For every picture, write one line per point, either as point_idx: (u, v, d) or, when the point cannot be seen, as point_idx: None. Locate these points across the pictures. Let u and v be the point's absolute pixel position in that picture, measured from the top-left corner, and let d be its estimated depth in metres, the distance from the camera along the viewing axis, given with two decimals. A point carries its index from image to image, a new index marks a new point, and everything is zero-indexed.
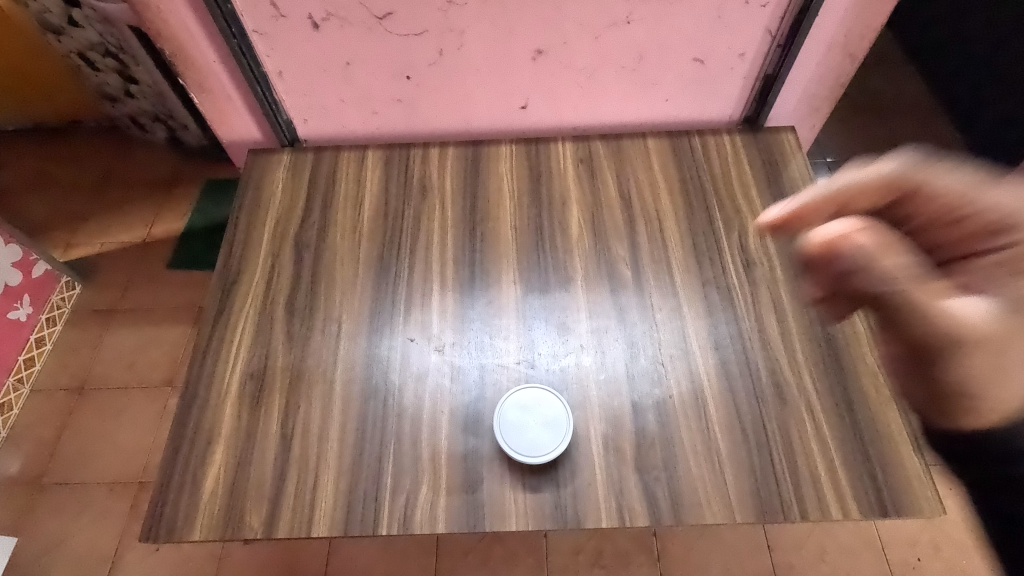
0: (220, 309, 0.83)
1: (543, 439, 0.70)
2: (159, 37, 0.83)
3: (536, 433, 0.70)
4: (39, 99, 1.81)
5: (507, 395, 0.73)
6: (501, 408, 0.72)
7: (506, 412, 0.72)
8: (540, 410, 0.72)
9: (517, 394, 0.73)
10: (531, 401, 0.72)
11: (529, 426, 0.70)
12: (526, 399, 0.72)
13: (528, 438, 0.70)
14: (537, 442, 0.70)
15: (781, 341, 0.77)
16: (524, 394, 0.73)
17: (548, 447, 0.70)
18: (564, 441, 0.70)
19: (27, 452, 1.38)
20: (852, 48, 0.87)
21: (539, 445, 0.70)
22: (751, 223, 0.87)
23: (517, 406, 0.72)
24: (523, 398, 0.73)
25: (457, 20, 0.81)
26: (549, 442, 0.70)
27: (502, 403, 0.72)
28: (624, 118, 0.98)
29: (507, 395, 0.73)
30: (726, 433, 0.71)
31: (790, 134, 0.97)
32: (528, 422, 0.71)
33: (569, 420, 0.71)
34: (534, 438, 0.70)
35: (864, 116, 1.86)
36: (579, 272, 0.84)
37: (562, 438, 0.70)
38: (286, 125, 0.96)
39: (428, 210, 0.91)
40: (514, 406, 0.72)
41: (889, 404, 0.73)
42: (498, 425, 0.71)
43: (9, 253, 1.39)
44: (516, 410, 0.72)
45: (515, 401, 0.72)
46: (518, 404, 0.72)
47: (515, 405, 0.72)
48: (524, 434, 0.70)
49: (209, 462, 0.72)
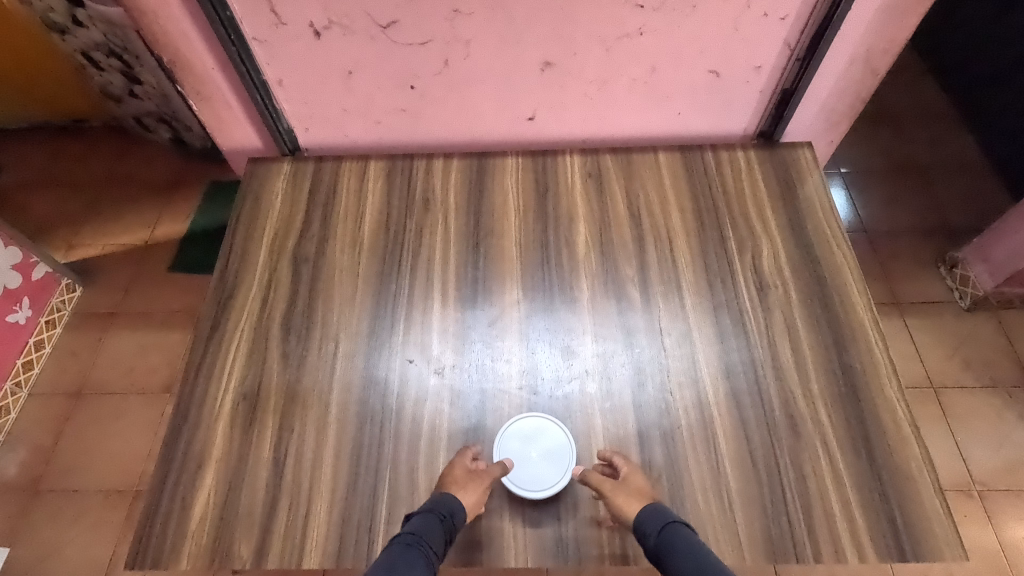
0: (214, 325, 0.81)
1: (544, 473, 0.68)
2: (156, 43, 0.81)
3: (536, 466, 0.68)
4: (44, 98, 1.80)
5: (510, 422, 0.72)
6: (503, 438, 0.70)
7: (507, 442, 0.70)
8: (541, 441, 0.70)
9: (521, 421, 0.71)
10: (533, 430, 0.71)
11: (531, 460, 0.68)
12: (529, 428, 0.71)
13: (530, 472, 0.68)
14: (538, 476, 0.68)
15: (795, 371, 0.74)
16: (525, 422, 0.71)
17: (549, 482, 0.68)
18: (565, 477, 0.68)
19: (24, 457, 1.37)
20: (874, 63, 0.83)
21: (539, 479, 0.68)
22: (764, 245, 0.84)
23: (519, 435, 0.71)
24: (525, 427, 0.71)
25: (463, 30, 0.78)
26: (549, 477, 0.68)
27: (505, 431, 0.71)
28: (634, 131, 0.95)
29: (511, 423, 0.71)
30: (735, 468, 0.68)
31: (806, 150, 0.93)
32: (530, 455, 0.69)
33: (571, 454, 0.69)
34: (535, 471, 0.68)
35: (880, 126, 1.82)
36: (586, 293, 0.81)
37: (563, 473, 0.68)
38: (287, 134, 0.94)
39: (431, 225, 0.88)
40: (517, 436, 0.70)
41: (908, 440, 0.70)
42: (498, 452, 0.69)
43: (9, 255, 1.37)
44: (518, 441, 0.70)
45: (519, 430, 0.71)
46: (521, 434, 0.70)
47: (517, 435, 0.71)
48: (524, 468, 0.68)
49: (198, 487, 0.70)
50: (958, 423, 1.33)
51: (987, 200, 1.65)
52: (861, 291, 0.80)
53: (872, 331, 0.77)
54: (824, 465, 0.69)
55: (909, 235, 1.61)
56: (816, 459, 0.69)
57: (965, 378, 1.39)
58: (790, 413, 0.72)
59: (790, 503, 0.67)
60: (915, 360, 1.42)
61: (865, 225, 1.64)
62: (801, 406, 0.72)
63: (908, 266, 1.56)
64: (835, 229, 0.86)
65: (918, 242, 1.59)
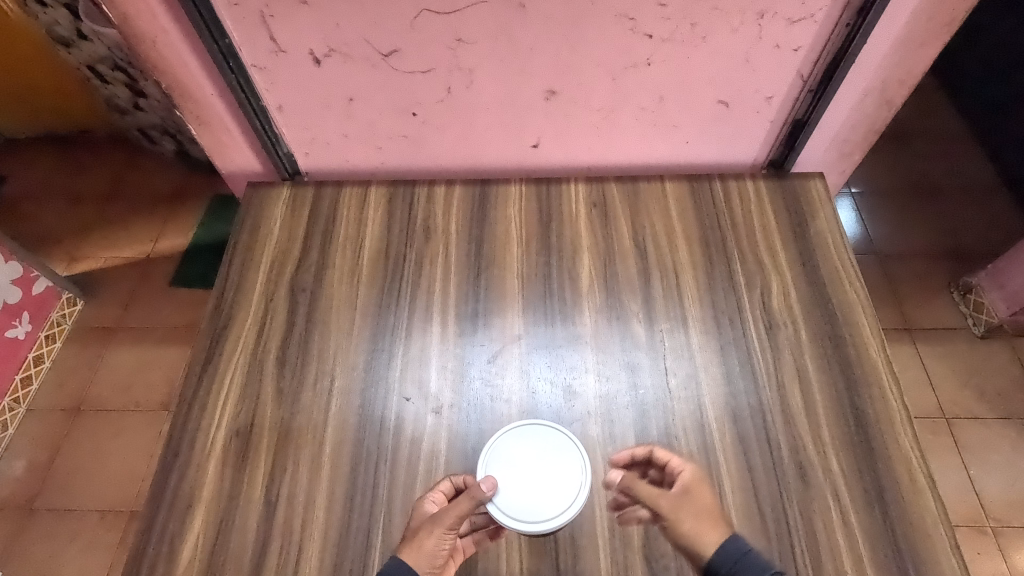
0: (209, 357, 0.79)
1: (544, 500, 0.61)
2: (154, 70, 0.80)
3: (540, 490, 0.62)
4: (51, 109, 1.80)
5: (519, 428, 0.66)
6: (494, 444, 0.65)
7: (492, 467, 0.63)
8: (530, 461, 0.64)
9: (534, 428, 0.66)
10: (517, 450, 0.65)
11: (530, 484, 0.62)
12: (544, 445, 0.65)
13: (518, 498, 0.61)
14: (529, 505, 0.61)
15: (805, 416, 0.72)
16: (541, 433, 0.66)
17: (545, 515, 0.60)
18: (562, 514, 0.60)
19: (20, 474, 1.36)
20: (890, 94, 0.81)
21: (532, 509, 0.60)
22: (774, 280, 0.82)
23: (523, 448, 0.65)
24: (507, 448, 0.65)
25: (466, 59, 0.76)
26: (549, 508, 0.60)
27: (503, 437, 0.66)
28: (641, 159, 0.93)
29: (519, 431, 0.66)
30: (743, 520, 0.66)
31: (818, 181, 0.91)
32: (523, 477, 0.62)
33: (580, 496, 0.61)
34: (526, 498, 0.61)
35: (892, 145, 1.80)
36: (589, 328, 0.79)
37: (564, 510, 0.60)
38: (287, 158, 0.92)
39: (431, 255, 0.86)
40: (521, 448, 0.65)
41: (923, 492, 0.67)
42: (484, 459, 0.64)
43: (9, 270, 1.36)
44: (519, 457, 0.64)
45: (529, 443, 0.65)
46: (531, 451, 0.64)
47: (521, 447, 0.65)
48: (508, 491, 0.61)
49: (187, 528, 0.68)
50: (971, 454, 1.31)
51: (1001, 223, 1.62)
52: (874, 331, 0.78)
53: (886, 374, 0.74)
54: (834, 517, 0.66)
55: (921, 259, 1.58)
56: (827, 511, 0.66)
57: (979, 409, 1.36)
58: (799, 461, 0.69)
59: (800, 558, 0.64)
60: (927, 388, 1.39)
61: (876, 247, 1.61)
62: (812, 454, 0.69)
63: (921, 291, 1.53)
64: (847, 265, 0.83)
65: (929, 266, 1.57)
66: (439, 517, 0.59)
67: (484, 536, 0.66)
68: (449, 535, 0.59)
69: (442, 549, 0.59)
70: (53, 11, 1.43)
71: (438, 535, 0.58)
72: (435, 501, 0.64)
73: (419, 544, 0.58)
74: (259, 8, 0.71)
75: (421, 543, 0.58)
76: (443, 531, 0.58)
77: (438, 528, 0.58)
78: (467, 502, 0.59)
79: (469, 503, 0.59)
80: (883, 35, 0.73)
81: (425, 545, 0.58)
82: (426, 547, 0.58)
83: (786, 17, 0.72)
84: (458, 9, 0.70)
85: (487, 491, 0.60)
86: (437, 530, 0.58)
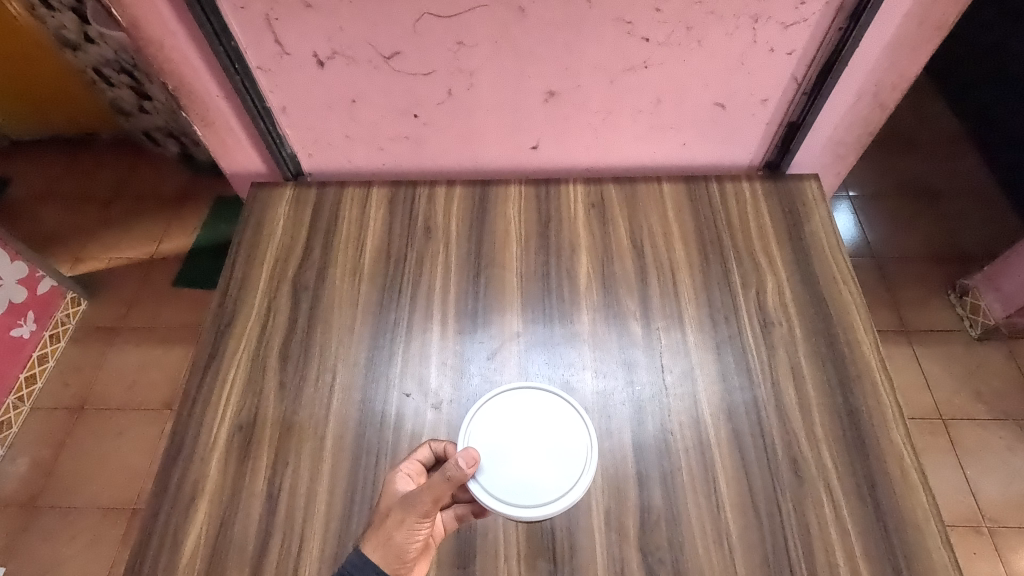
0: (213, 353, 0.80)
1: (540, 479, 0.60)
2: (162, 72, 0.81)
3: (535, 469, 0.61)
4: (57, 112, 1.83)
5: (505, 393, 0.66)
6: (475, 412, 0.65)
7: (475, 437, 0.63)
8: (516, 437, 0.63)
9: (528, 396, 0.66)
10: (502, 421, 0.64)
11: (521, 456, 0.61)
12: (541, 417, 0.65)
13: (503, 472, 0.60)
14: (518, 485, 0.59)
15: (799, 413, 0.73)
16: (547, 404, 0.65)
17: (539, 498, 0.59)
18: (553, 503, 0.59)
19: (24, 471, 1.37)
20: (883, 97, 0.82)
21: (524, 489, 0.59)
22: (769, 279, 0.83)
23: (504, 419, 0.64)
24: (493, 418, 0.64)
25: (467, 61, 0.78)
26: (547, 488, 0.59)
27: (483, 408, 0.65)
28: (639, 161, 0.94)
29: (504, 400, 0.66)
30: (737, 514, 0.67)
31: (813, 183, 0.92)
32: (509, 453, 0.62)
33: (583, 480, 0.60)
34: (516, 475, 0.60)
35: (889, 150, 1.82)
36: (586, 325, 0.80)
37: (561, 497, 0.59)
38: (290, 159, 0.94)
39: (432, 253, 0.87)
40: (502, 419, 0.64)
41: (914, 487, 0.68)
42: (463, 432, 0.63)
43: (15, 270, 1.38)
44: (499, 427, 0.64)
45: (517, 413, 0.65)
46: (519, 422, 0.64)
47: (504, 415, 0.65)
48: (492, 468, 0.60)
49: (191, 520, 0.70)
50: (967, 455, 1.33)
51: (998, 226, 1.63)
52: (867, 329, 0.79)
53: (879, 372, 0.76)
54: (827, 512, 0.67)
55: (917, 261, 1.60)
56: (820, 506, 0.67)
57: (975, 410, 1.38)
58: (793, 457, 0.70)
59: (793, 552, 0.65)
60: (924, 390, 1.41)
61: (873, 250, 1.63)
62: (805, 450, 0.70)
63: (917, 294, 1.55)
64: (841, 264, 0.84)
65: (925, 269, 1.58)
66: (412, 504, 0.56)
67: (467, 512, 0.65)
68: (420, 525, 0.57)
69: (413, 542, 0.57)
70: (60, 15, 1.46)
71: (407, 526, 0.56)
72: (409, 474, 0.62)
73: (387, 536, 0.57)
74: (265, 12, 0.73)
75: (389, 533, 0.57)
76: (414, 520, 0.56)
77: (408, 519, 0.56)
78: (442, 483, 0.55)
79: (444, 486, 0.55)
80: (875, 39, 0.75)
81: (394, 537, 0.56)
82: (395, 538, 0.56)
83: (780, 22, 0.73)
84: (459, 13, 0.72)
85: (464, 468, 0.55)
86: (407, 519, 0.56)
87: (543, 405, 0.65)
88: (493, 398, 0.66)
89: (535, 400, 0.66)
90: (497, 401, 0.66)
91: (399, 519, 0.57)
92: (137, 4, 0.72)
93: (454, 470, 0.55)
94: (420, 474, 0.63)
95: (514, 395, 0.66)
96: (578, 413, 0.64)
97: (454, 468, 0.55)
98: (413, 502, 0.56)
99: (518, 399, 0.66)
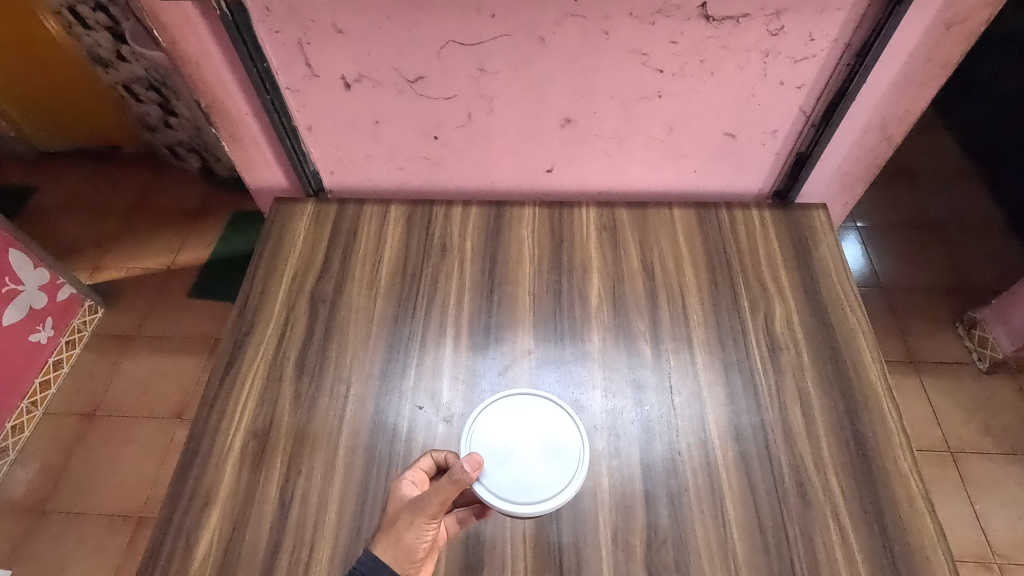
0: (231, 361, 0.82)
1: (539, 479, 0.62)
2: (195, 90, 0.85)
3: (535, 469, 0.62)
4: (84, 126, 1.89)
5: (505, 400, 0.68)
6: (476, 419, 0.66)
7: (480, 447, 0.64)
8: (519, 445, 0.64)
9: (529, 404, 0.68)
10: (507, 427, 0.66)
11: (525, 458, 0.63)
12: (537, 422, 0.67)
13: (509, 472, 0.62)
14: (520, 486, 0.61)
15: (806, 437, 0.74)
16: (542, 410, 0.68)
17: (540, 496, 0.61)
18: (557, 499, 0.60)
19: (33, 476, 1.39)
20: (889, 131, 0.84)
21: (526, 489, 0.61)
22: (777, 305, 0.84)
23: (506, 424, 0.66)
24: (497, 425, 0.66)
25: (488, 87, 0.81)
26: (547, 487, 0.61)
27: (483, 414, 0.67)
28: (650, 185, 0.97)
29: (502, 408, 0.67)
30: (743, 536, 0.67)
31: (822, 212, 0.94)
32: (515, 452, 0.63)
33: (578, 476, 0.62)
34: (518, 476, 0.61)
35: (897, 183, 1.84)
36: (596, 343, 0.82)
37: (560, 492, 0.61)
38: (312, 175, 0.97)
39: (447, 271, 0.89)
40: (504, 423, 0.66)
41: (921, 516, 0.69)
42: (465, 437, 0.65)
43: (38, 276, 1.41)
44: (502, 429, 0.66)
45: (515, 420, 0.67)
46: (519, 426, 0.66)
47: (504, 421, 0.66)
48: (496, 473, 0.61)
49: (204, 525, 0.71)
50: (975, 490, 1.32)
51: (1005, 261, 1.65)
52: (874, 357, 0.80)
53: (885, 399, 0.77)
54: (834, 537, 0.67)
55: (924, 293, 1.61)
56: (826, 530, 0.68)
57: (984, 443, 1.37)
58: (800, 481, 0.71)
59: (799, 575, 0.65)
60: (932, 422, 1.41)
61: (881, 281, 1.64)
62: (812, 474, 0.71)
63: (926, 326, 1.55)
64: (849, 291, 0.86)
65: (933, 301, 1.59)
66: (420, 507, 0.56)
67: (469, 515, 0.67)
68: (428, 526, 0.57)
69: (421, 542, 0.57)
70: (96, 34, 1.52)
71: (416, 527, 0.57)
72: (414, 481, 0.62)
73: (397, 537, 0.57)
74: (298, 36, 0.77)
75: (400, 534, 0.57)
76: (423, 522, 0.56)
77: (417, 520, 0.56)
78: (450, 487, 0.55)
79: (451, 489, 0.55)
80: (882, 75, 0.77)
81: (404, 538, 0.57)
82: (405, 539, 0.57)
83: (790, 57, 0.77)
84: (481, 41, 0.75)
85: (470, 472, 0.55)
86: (416, 520, 0.56)
87: (537, 413, 0.67)
88: (493, 404, 0.68)
89: (536, 407, 0.68)
90: (496, 408, 0.68)
91: (408, 521, 0.57)
92: (178, 25, 0.76)
93: (459, 473, 0.55)
94: (424, 482, 0.63)
95: (513, 402, 0.68)
96: (572, 420, 0.67)
97: (460, 472, 0.55)
98: (422, 504, 0.56)
99: (517, 405, 0.68)
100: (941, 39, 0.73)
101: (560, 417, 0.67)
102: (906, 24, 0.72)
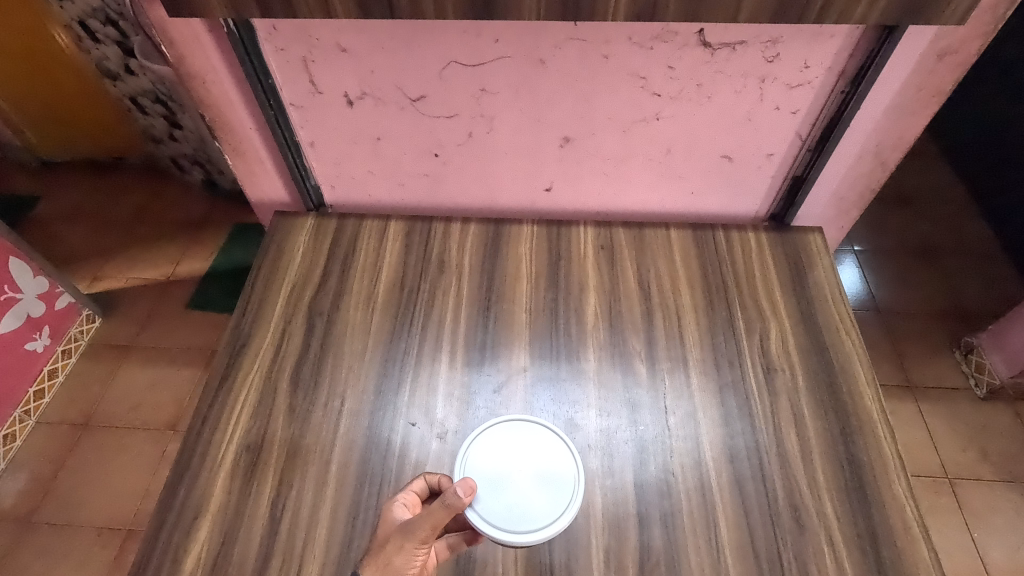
0: (226, 373, 0.82)
1: (533, 508, 0.62)
2: (200, 104, 0.86)
3: (528, 497, 0.62)
4: (91, 137, 1.91)
5: (499, 426, 0.68)
6: (471, 442, 0.66)
7: (474, 474, 0.64)
8: (513, 473, 0.64)
9: (525, 431, 0.68)
10: (502, 453, 0.66)
11: (520, 486, 0.63)
12: (530, 447, 0.66)
13: (504, 499, 0.62)
14: (513, 514, 0.61)
15: (800, 461, 0.73)
16: (538, 436, 0.67)
17: (530, 525, 0.61)
18: (548, 530, 0.60)
19: (23, 486, 1.37)
20: (884, 157, 0.86)
21: (518, 517, 0.61)
22: (772, 327, 0.85)
23: (501, 449, 0.66)
24: (492, 450, 0.66)
25: (488, 107, 0.82)
26: (539, 516, 0.61)
27: (478, 439, 0.67)
28: (648, 205, 0.97)
29: (496, 433, 0.67)
30: (737, 560, 0.67)
31: (817, 235, 0.95)
32: (510, 477, 0.63)
33: (571, 506, 0.62)
34: (512, 504, 0.62)
35: (894, 208, 1.86)
36: (591, 361, 0.82)
37: (554, 521, 0.61)
38: (313, 190, 0.98)
39: (444, 288, 0.90)
40: (498, 449, 0.66)
41: (916, 542, 0.69)
42: (460, 460, 0.65)
43: (37, 284, 1.41)
44: (495, 455, 0.66)
45: (509, 446, 0.66)
46: (512, 451, 0.66)
47: (501, 446, 0.66)
48: (489, 500, 0.62)
49: (192, 539, 0.70)
50: (973, 518, 1.31)
51: (1000, 287, 1.66)
52: (869, 382, 0.80)
53: (881, 424, 0.76)
54: (827, 561, 0.67)
55: (920, 318, 1.61)
56: (820, 555, 0.67)
57: (981, 471, 1.37)
58: (795, 504, 0.70)
59: None
60: (930, 448, 1.40)
61: (878, 304, 1.65)
62: (806, 498, 0.71)
63: (923, 350, 1.55)
64: (845, 315, 0.86)
65: (931, 326, 1.60)
66: (411, 530, 0.55)
67: (460, 541, 0.66)
68: (418, 551, 0.56)
69: (411, 567, 0.57)
70: (105, 48, 1.55)
71: (406, 551, 0.56)
72: (406, 504, 0.62)
73: (386, 561, 0.56)
74: (303, 54, 0.78)
75: (388, 558, 0.56)
76: (413, 546, 0.56)
77: (406, 545, 0.56)
78: (442, 511, 0.55)
79: (443, 513, 0.54)
80: (877, 103, 0.79)
81: (393, 562, 0.56)
82: (394, 562, 0.56)
83: (786, 83, 0.78)
84: (483, 62, 0.77)
85: (463, 497, 0.54)
86: (406, 545, 0.56)
87: (534, 439, 0.67)
88: (489, 429, 0.68)
89: (531, 434, 0.67)
90: (490, 432, 0.67)
91: (398, 545, 0.56)
92: (186, 42, 0.78)
93: (452, 497, 0.54)
94: (416, 505, 0.62)
95: (507, 427, 0.68)
96: (566, 444, 0.67)
97: (452, 496, 0.54)
98: (412, 528, 0.55)
99: (511, 430, 0.68)
100: (933, 69, 0.74)
101: (551, 441, 0.67)
102: (899, 53, 0.73)
